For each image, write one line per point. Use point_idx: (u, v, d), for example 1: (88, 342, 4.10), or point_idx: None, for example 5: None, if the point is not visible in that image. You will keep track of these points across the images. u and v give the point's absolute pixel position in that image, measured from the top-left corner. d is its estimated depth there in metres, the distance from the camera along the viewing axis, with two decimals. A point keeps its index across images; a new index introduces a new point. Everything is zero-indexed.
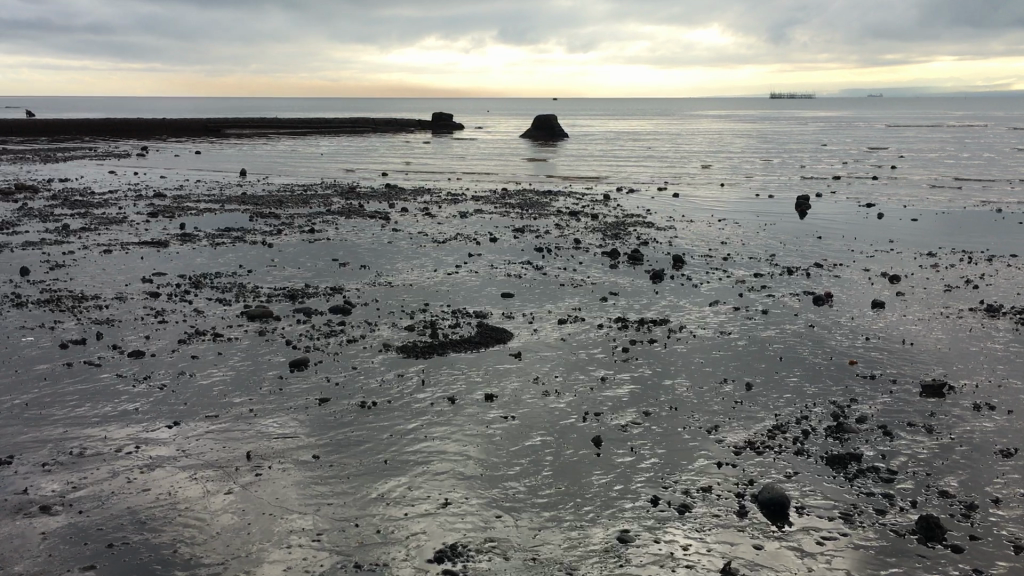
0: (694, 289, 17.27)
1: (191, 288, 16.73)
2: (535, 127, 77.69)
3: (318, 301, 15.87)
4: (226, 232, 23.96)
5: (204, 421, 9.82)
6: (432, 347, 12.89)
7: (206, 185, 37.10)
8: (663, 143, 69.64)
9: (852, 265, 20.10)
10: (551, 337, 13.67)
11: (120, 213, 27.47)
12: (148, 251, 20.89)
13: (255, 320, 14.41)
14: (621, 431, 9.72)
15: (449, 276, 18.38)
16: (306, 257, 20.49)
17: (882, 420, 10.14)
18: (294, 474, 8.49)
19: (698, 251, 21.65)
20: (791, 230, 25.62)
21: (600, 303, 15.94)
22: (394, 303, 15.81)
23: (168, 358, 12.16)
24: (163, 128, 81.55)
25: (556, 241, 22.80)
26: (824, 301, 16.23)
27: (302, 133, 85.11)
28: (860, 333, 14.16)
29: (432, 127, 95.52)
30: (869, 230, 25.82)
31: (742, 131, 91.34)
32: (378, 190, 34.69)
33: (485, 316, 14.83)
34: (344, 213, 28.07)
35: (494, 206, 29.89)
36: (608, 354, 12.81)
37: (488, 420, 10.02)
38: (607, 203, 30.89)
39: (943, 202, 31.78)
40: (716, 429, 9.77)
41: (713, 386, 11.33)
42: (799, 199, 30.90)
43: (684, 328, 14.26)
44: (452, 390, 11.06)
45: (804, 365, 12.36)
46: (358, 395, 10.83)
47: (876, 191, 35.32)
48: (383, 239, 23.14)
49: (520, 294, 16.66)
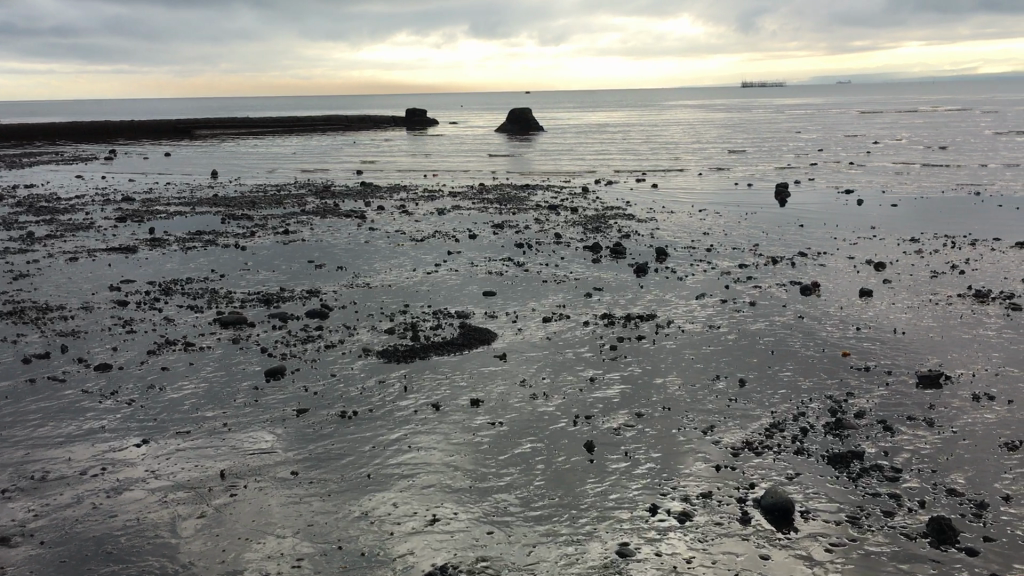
0: (679, 282, 16.93)
1: (161, 295, 16.19)
2: (509, 121, 77.20)
3: (294, 305, 15.38)
4: (198, 235, 23.38)
5: (175, 439, 9.34)
6: (414, 350, 12.45)
7: (177, 187, 36.40)
8: (638, 135, 69.42)
9: (836, 252, 19.84)
10: (536, 336, 13.27)
11: (87, 219, 26.77)
12: (117, 258, 20.30)
13: (228, 327, 13.91)
14: (613, 434, 9.33)
15: (429, 276, 17.93)
16: (281, 259, 19.97)
17: (881, 414, 9.82)
18: (272, 493, 8.04)
19: (681, 242, 21.35)
20: (772, 218, 25.40)
21: (584, 300, 15.55)
22: (373, 305, 15.35)
23: (137, 371, 11.65)
24: (132, 130, 80.31)
25: (536, 236, 22.40)
26: (812, 291, 15.93)
27: (274, 132, 84.17)
28: (850, 323, 13.86)
29: (405, 123, 94.81)
30: (850, 216, 25.63)
31: (716, 121, 91.44)
32: (353, 188, 34.16)
33: (467, 316, 14.40)
34: (319, 213, 27.55)
35: (471, 202, 29.46)
36: (595, 352, 12.42)
37: (474, 427, 9.60)
38: (586, 196, 30.52)
39: (922, 186, 31.71)
40: (712, 430, 9.42)
41: (705, 384, 10.97)
42: (778, 187, 30.69)
43: (671, 323, 13.90)
44: (436, 395, 10.62)
45: (797, 358, 12.03)
46: (338, 404, 10.38)
47: (854, 177, 35.22)
48: (359, 239, 22.64)
49: (502, 292, 16.24)
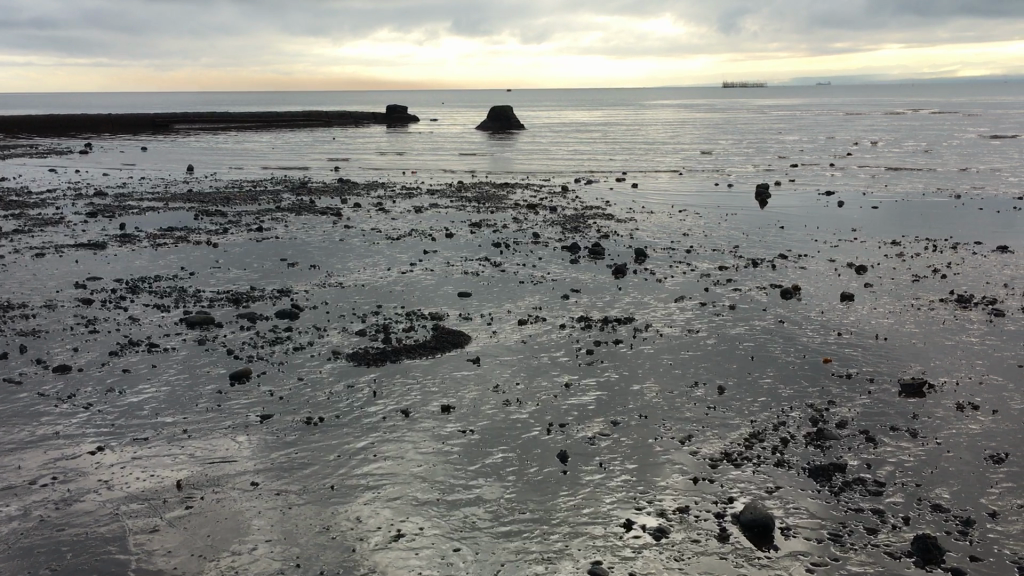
0: (657, 285, 16.66)
1: (127, 293, 15.71)
2: (490, 118, 76.81)
3: (264, 305, 14.97)
4: (169, 231, 22.86)
5: (131, 446, 8.92)
6: (385, 354, 12.09)
7: (151, 182, 35.76)
8: (619, 134, 69.25)
9: (817, 255, 19.65)
10: (512, 339, 12.96)
11: (56, 213, 26.16)
12: (84, 254, 19.76)
13: (195, 328, 13.47)
14: (588, 443, 9.04)
15: (404, 275, 17.57)
16: (253, 257, 19.53)
17: (863, 425, 9.60)
18: (230, 506, 7.68)
19: (660, 243, 21.10)
20: (752, 219, 25.23)
21: (561, 302, 15.24)
22: (345, 306, 14.97)
23: (97, 373, 11.21)
24: (108, 123, 79.17)
25: (515, 236, 22.07)
26: (793, 294, 15.72)
27: (253, 128, 83.34)
28: (831, 328, 13.65)
29: (385, 120, 94.20)
30: (831, 218, 25.48)
31: (697, 121, 91.45)
32: (330, 185, 33.67)
33: (441, 318, 14.05)
34: (294, 210, 27.07)
35: (449, 200, 29.09)
36: (572, 357, 12.12)
37: (445, 435, 9.28)
38: (566, 195, 30.23)
39: (901, 189, 31.68)
40: (690, 439, 9.14)
41: (683, 390, 10.70)
42: (759, 188, 30.53)
43: (650, 326, 13.63)
44: (405, 402, 10.27)
45: (777, 364, 11.79)
46: (304, 410, 10.01)
47: (834, 179, 35.17)
48: (334, 236, 22.22)
49: (478, 293, 15.91)
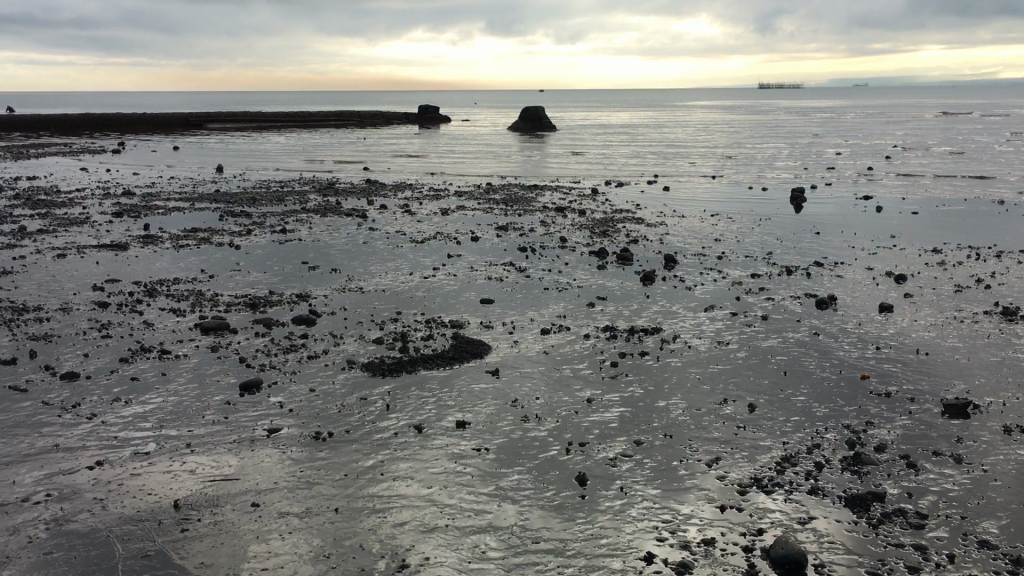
0: (687, 293, 16.09)
1: (144, 297, 15.47)
2: (523, 119, 76.31)
3: (281, 310, 14.63)
4: (192, 232, 22.66)
5: (130, 461, 8.57)
6: (401, 364, 11.67)
7: (180, 182, 35.74)
8: (653, 136, 68.48)
9: (854, 263, 18.96)
10: (533, 349, 12.48)
11: (83, 214, 26.09)
12: (105, 255, 19.58)
13: (209, 333, 13.15)
14: (609, 465, 8.55)
15: (426, 280, 17.17)
16: (275, 260, 19.23)
17: (903, 449, 9.02)
18: (229, 529, 7.29)
19: (691, 249, 20.53)
20: (787, 225, 24.53)
21: (586, 310, 14.73)
22: (364, 312, 14.58)
23: (104, 381, 10.91)
24: (142, 122, 79.82)
25: (541, 240, 21.60)
26: (828, 304, 15.08)
27: (285, 128, 83.57)
28: (869, 341, 13.01)
29: (417, 120, 94.10)
30: (868, 224, 24.73)
31: (730, 122, 90.30)
32: (358, 187, 33.41)
33: (462, 326, 13.61)
34: (320, 211, 26.79)
35: (477, 202, 28.69)
36: (595, 369, 11.62)
37: (459, 453, 8.84)
38: (595, 198, 29.70)
39: (941, 194, 30.78)
40: (718, 463, 8.61)
41: (712, 408, 10.16)
42: (794, 192, 29.78)
43: (678, 338, 13.08)
44: (419, 416, 9.83)
45: (812, 380, 11.21)
46: (313, 424, 9.61)
47: (871, 183, 34.28)
48: (357, 239, 21.87)
49: (501, 300, 15.46)
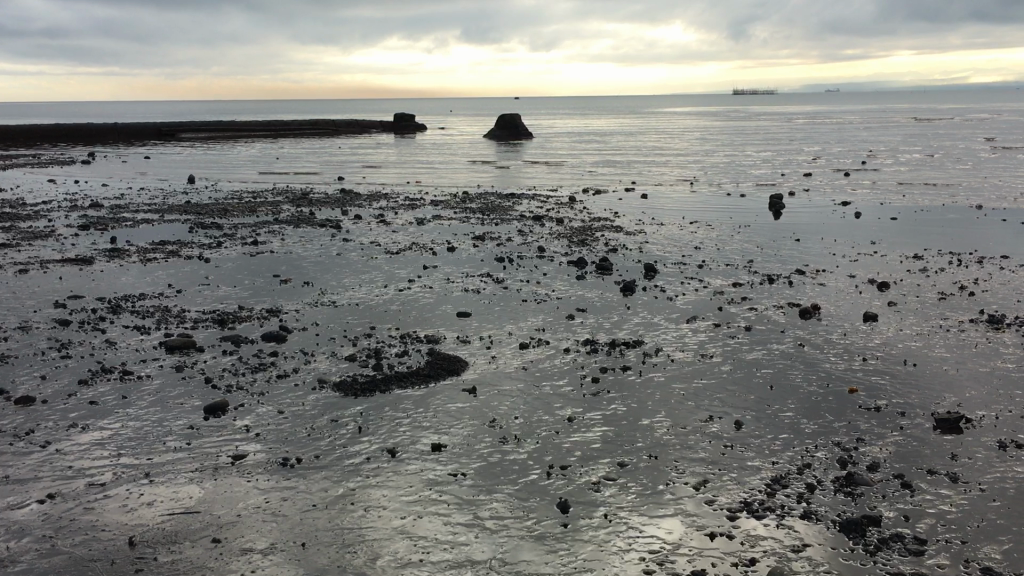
0: (668, 303, 15.75)
1: (108, 314, 14.91)
2: (500, 127, 75.95)
3: (250, 327, 14.13)
4: (161, 245, 22.07)
5: (84, 493, 8.06)
6: (374, 382, 11.20)
7: (150, 193, 35.06)
8: (630, 142, 68.45)
9: (836, 271, 18.71)
10: (511, 365, 12.07)
11: (48, 226, 25.39)
12: (70, 270, 18.97)
13: (174, 352, 12.63)
14: (592, 489, 8.15)
15: (401, 292, 16.73)
16: (245, 273, 18.73)
17: (896, 468, 8.68)
18: (188, 569, 6.81)
19: (671, 257, 20.22)
20: (767, 232, 24.31)
21: (566, 323, 14.33)
22: (337, 327, 14.11)
23: (61, 405, 10.37)
24: (114, 131, 78.70)
25: (519, 250, 21.22)
26: (812, 314, 14.79)
27: (260, 137, 82.76)
28: (856, 352, 12.70)
29: (393, 129, 93.55)
30: (848, 230, 24.56)
31: (706, 129, 90.39)
32: (333, 196, 32.91)
33: (438, 341, 13.17)
34: (293, 222, 26.27)
35: (453, 211, 28.28)
36: (576, 386, 11.22)
37: (435, 479, 8.40)
38: (573, 206, 29.38)
39: (919, 199, 30.74)
40: (706, 486, 8.23)
41: (698, 426, 9.79)
42: (773, 198, 29.61)
43: (660, 351, 12.71)
44: (392, 439, 9.39)
45: (798, 395, 10.87)
46: (280, 449, 9.12)
47: (849, 189, 34.24)
48: (331, 251, 21.37)
49: (479, 313, 15.04)
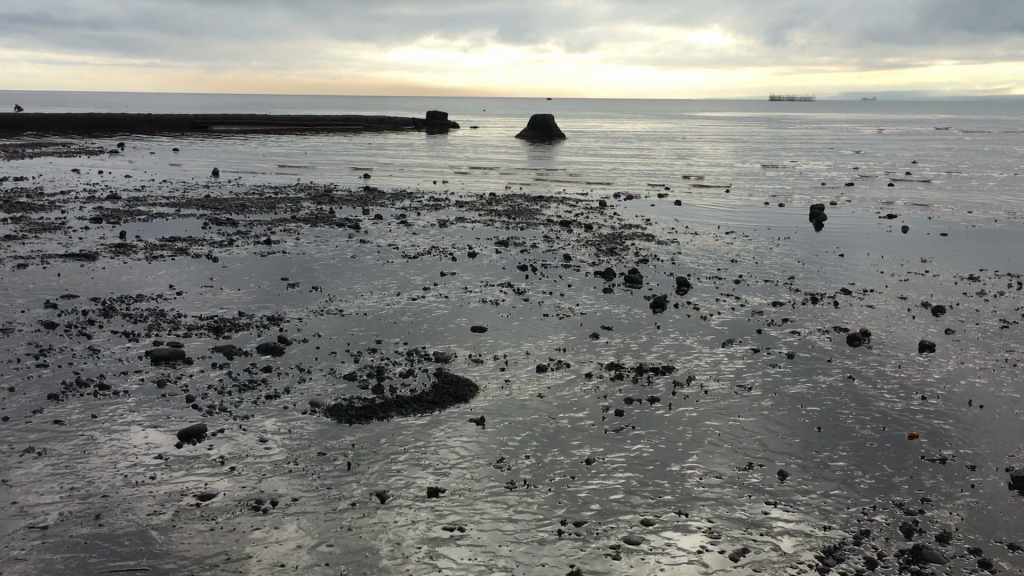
0: (702, 323, 14.43)
1: (98, 316, 13.89)
2: (532, 127, 75.20)
3: (247, 337, 13.07)
4: (170, 242, 21.13)
5: (22, 539, 6.95)
6: (372, 408, 10.03)
7: (171, 186, 34.26)
8: (667, 146, 67.02)
9: (885, 291, 17.32)
10: (526, 391, 10.87)
11: (59, 218, 24.58)
12: (71, 266, 18.06)
13: (160, 364, 11.55)
14: (610, 557, 6.93)
15: (414, 301, 15.60)
16: (253, 275, 17.72)
17: (971, 541, 7.37)
18: None
19: (705, 270, 18.92)
20: (808, 245, 22.93)
21: (588, 343, 13.08)
22: (340, 340, 12.99)
23: (21, 425, 9.30)
24: (145, 121, 78.51)
25: (544, 257, 20.03)
26: (861, 341, 13.46)
27: (291, 131, 82.17)
28: (913, 390, 11.34)
29: (425, 126, 92.79)
30: (895, 246, 23.12)
31: (740, 134, 88.97)
32: (356, 194, 31.93)
33: (447, 360, 12.00)
34: (311, 220, 25.31)
35: (479, 214, 27.16)
36: (599, 420, 9.96)
37: (429, 535, 7.21)
38: (604, 212, 28.18)
39: (969, 214, 29.18)
40: (745, 557, 6.97)
41: (736, 476, 8.53)
42: (814, 209, 28.17)
43: (693, 380, 11.43)
44: (384, 480, 8.22)
45: (851, 440, 9.58)
46: (255, 488, 7.97)
47: (893, 201, 32.71)
48: (345, 253, 20.29)
49: (496, 327, 13.86)
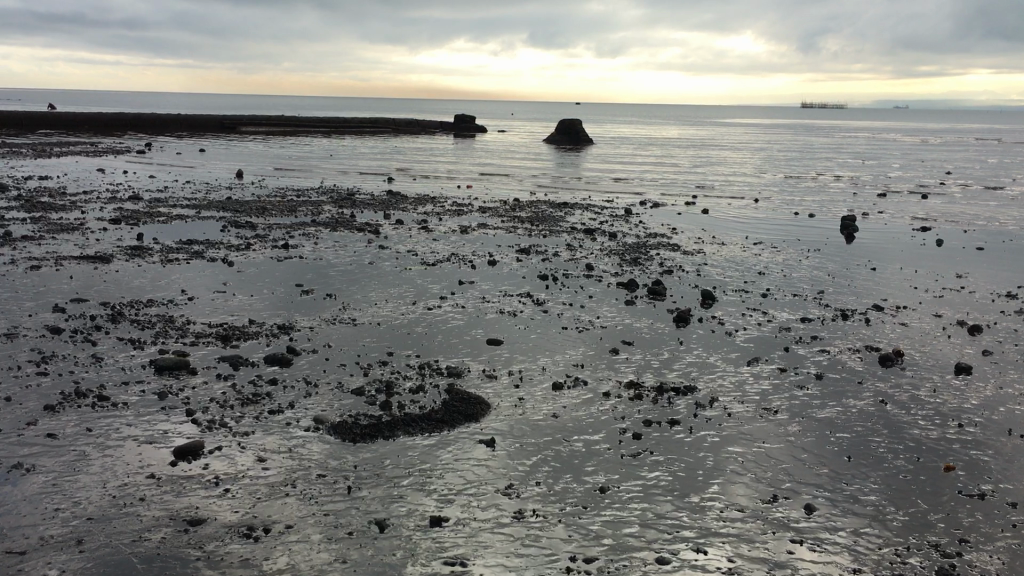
0: (726, 340, 13.86)
1: (105, 322, 13.59)
2: (559, 132, 74.72)
3: (255, 346, 12.69)
4: (187, 245, 20.85)
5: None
6: (378, 426, 9.59)
7: (194, 186, 34.13)
8: (694, 153, 66.34)
9: (919, 308, 16.65)
10: (541, 410, 10.39)
11: (78, 219, 24.42)
12: (84, 268, 17.81)
13: (163, 375, 11.19)
14: None
15: (429, 311, 15.17)
16: (267, 280, 17.38)
17: None
18: None
19: (732, 283, 18.33)
20: (838, 257, 22.25)
21: (607, 359, 12.57)
22: (351, 351, 12.57)
23: (13, 438, 8.97)
24: (174, 122, 78.92)
25: (566, 266, 19.54)
26: (894, 361, 12.85)
27: (318, 133, 82.22)
28: (949, 416, 10.73)
29: (452, 129, 92.59)
30: (929, 259, 22.38)
31: (769, 141, 88.05)
32: (378, 198, 31.61)
33: (459, 376, 11.54)
34: (331, 224, 24.97)
35: (501, 220, 26.72)
36: (615, 444, 9.45)
37: (429, 570, 6.76)
38: (628, 220, 27.65)
39: (1006, 227, 28.29)
40: None
41: (760, 510, 8.00)
42: (845, 220, 27.48)
43: (716, 401, 10.89)
44: (385, 506, 7.78)
45: (883, 471, 9.01)
46: (249, 513, 7.56)
47: (926, 213, 31.90)
48: (363, 259, 19.92)
49: (512, 340, 13.39)
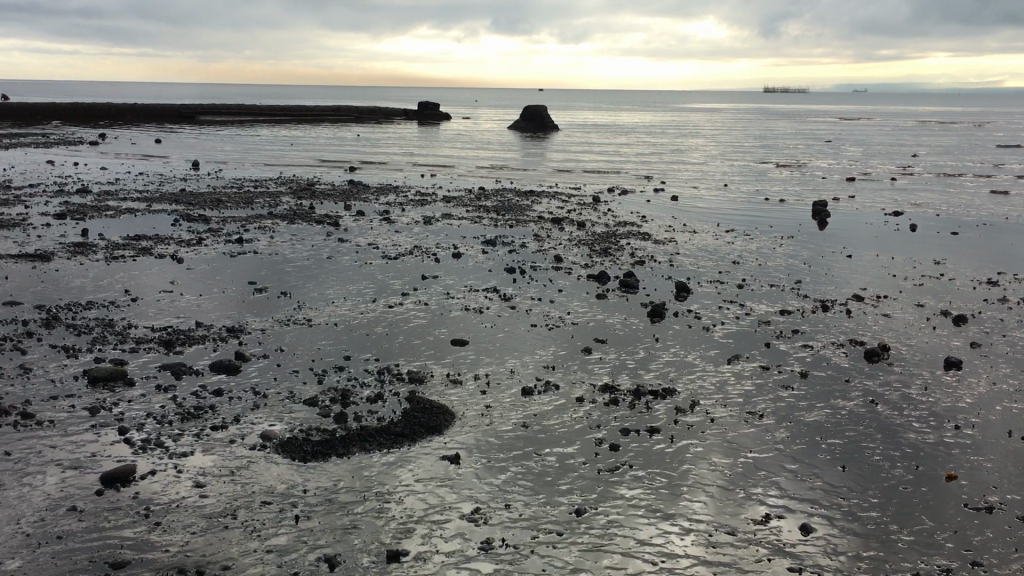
0: (704, 336, 13.14)
1: (39, 328, 12.56)
2: (523, 118, 73.92)
3: (200, 352, 11.75)
4: (135, 240, 19.77)
5: None
6: (331, 442, 8.73)
7: (146, 178, 32.89)
8: (661, 139, 65.82)
9: (900, 297, 16.06)
10: (509, 419, 9.59)
11: (20, 214, 23.21)
12: (21, 268, 16.70)
13: (96, 387, 10.23)
14: None
15: (389, 309, 14.30)
16: (219, 278, 16.40)
17: None
18: None
19: (706, 273, 17.64)
20: (813, 244, 21.68)
21: (580, 360, 11.79)
22: (305, 356, 11.67)
23: None
24: (131, 112, 76.96)
25: (533, 258, 18.74)
26: (880, 357, 12.19)
27: (279, 121, 80.65)
28: (944, 418, 10.07)
29: (417, 116, 91.36)
30: (904, 245, 21.87)
31: (736, 127, 87.78)
32: (339, 188, 30.56)
33: (421, 382, 10.69)
34: (289, 217, 23.97)
35: (466, 209, 25.90)
36: (590, 458, 8.67)
37: None
38: (597, 208, 26.91)
39: (978, 212, 27.94)
40: None
41: (753, 533, 7.26)
42: (816, 207, 26.95)
43: (697, 406, 10.14)
44: (337, 540, 6.93)
45: (881, 482, 8.32)
46: (180, 554, 6.68)
47: (897, 197, 31.54)
48: (321, 253, 18.96)
49: (477, 340, 12.56)
